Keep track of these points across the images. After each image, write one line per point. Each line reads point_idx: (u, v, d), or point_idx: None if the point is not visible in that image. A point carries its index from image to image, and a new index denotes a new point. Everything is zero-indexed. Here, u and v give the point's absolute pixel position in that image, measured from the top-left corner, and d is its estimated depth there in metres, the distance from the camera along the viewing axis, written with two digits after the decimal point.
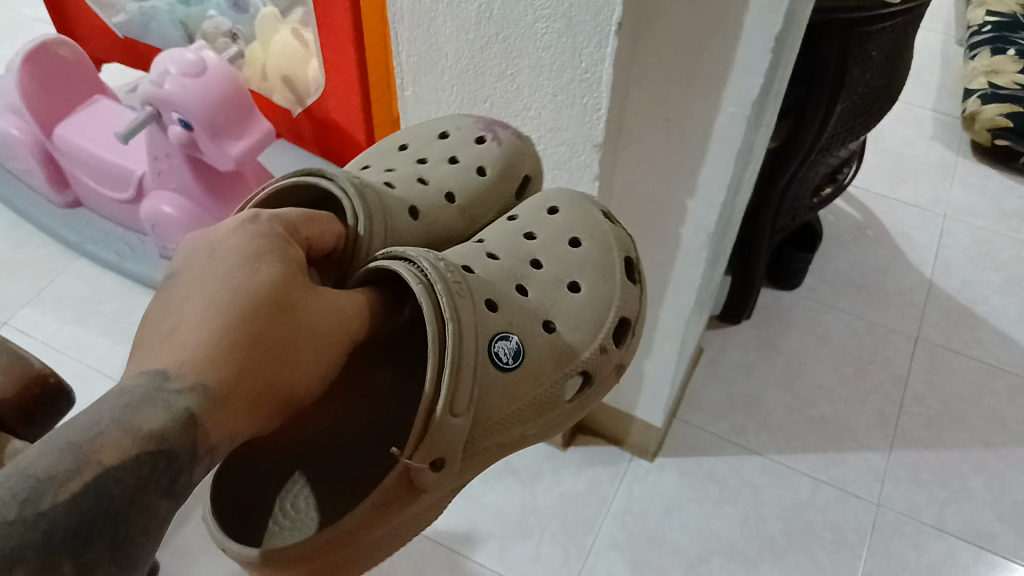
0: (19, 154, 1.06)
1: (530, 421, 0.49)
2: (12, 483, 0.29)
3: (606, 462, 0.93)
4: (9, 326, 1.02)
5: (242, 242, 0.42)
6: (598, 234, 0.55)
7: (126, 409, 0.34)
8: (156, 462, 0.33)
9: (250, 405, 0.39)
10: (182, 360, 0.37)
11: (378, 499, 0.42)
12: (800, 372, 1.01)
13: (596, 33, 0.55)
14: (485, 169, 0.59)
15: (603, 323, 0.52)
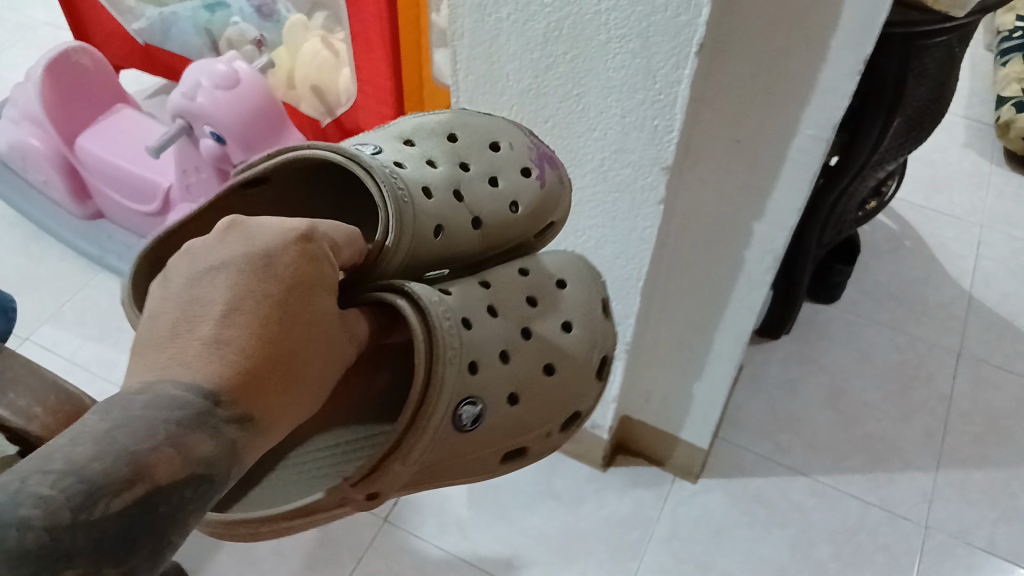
0: (38, 166, 1.03)
1: (464, 477, 0.47)
2: (64, 482, 0.25)
3: (649, 484, 0.91)
4: (30, 342, 1.00)
5: (298, 255, 0.38)
6: (589, 324, 0.53)
7: (182, 426, 0.30)
8: (204, 487, 0.29)
9: (277, 429, 0.35)
10: (229, 380, 0.33)
11: (313, 520, 0.40)
12: (843, 389, 0.99)
13: (674, 54, 0.52)
14: (519, 206, 0.52)
15: (559, 413, 0.50)
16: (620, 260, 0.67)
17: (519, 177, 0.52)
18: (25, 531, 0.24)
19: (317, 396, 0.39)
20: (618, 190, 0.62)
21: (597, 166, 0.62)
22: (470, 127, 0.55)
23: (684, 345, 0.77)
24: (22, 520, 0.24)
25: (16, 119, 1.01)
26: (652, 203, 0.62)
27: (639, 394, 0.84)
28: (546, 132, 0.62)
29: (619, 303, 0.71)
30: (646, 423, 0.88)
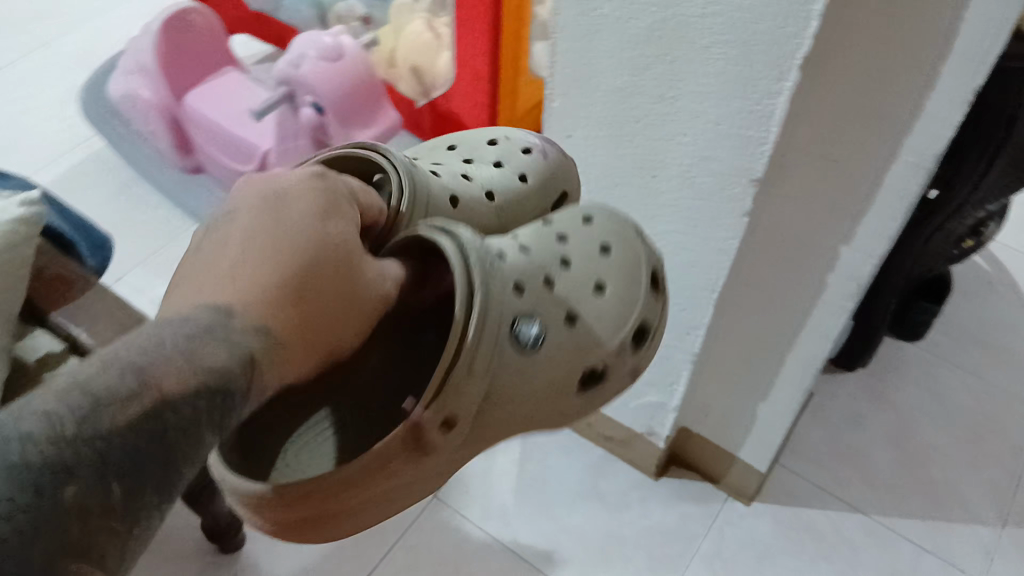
0: (146, 116, 1.08)
1: (540, 408, 0.46)
2: (68, 396, 0.28)
3: (698, 499, 0.90)
4: (122, 283, 1.05)
5: (314, 197, 0.41)
6: (627, 241, 0.50)
7: (189, 338, 0.33)
8: (215, 400, 0.32)
9: (297, 352, 0.38)
10: (245, 302, 0.36)
11: (381, 456, 0.39)
12: (912, 430, 0.96)
13: (775, 66, 0.51)
14: (527, 176, 0.57)
15: (623, 325, 0.47)
16: (697, 269, 0.67)
17: (520, 156, 0.58)
18: (28, 442, 0.26)
19: (343, 331, 0.41)
20: (702, 197, 0.62)
21: (683, 170, 0.61)
22: (469, 140, 0.61)
23: (750, 362, 0.75)
24: (24, 433, 0.26)
25: (130, 69, 1.05)
26: (736, 214, 0.61)
27: (698, 407, 0.83)
28: (637, 132, 0.62)
29: (690, 312, 0.70)
30: (704, 438, 0.87)
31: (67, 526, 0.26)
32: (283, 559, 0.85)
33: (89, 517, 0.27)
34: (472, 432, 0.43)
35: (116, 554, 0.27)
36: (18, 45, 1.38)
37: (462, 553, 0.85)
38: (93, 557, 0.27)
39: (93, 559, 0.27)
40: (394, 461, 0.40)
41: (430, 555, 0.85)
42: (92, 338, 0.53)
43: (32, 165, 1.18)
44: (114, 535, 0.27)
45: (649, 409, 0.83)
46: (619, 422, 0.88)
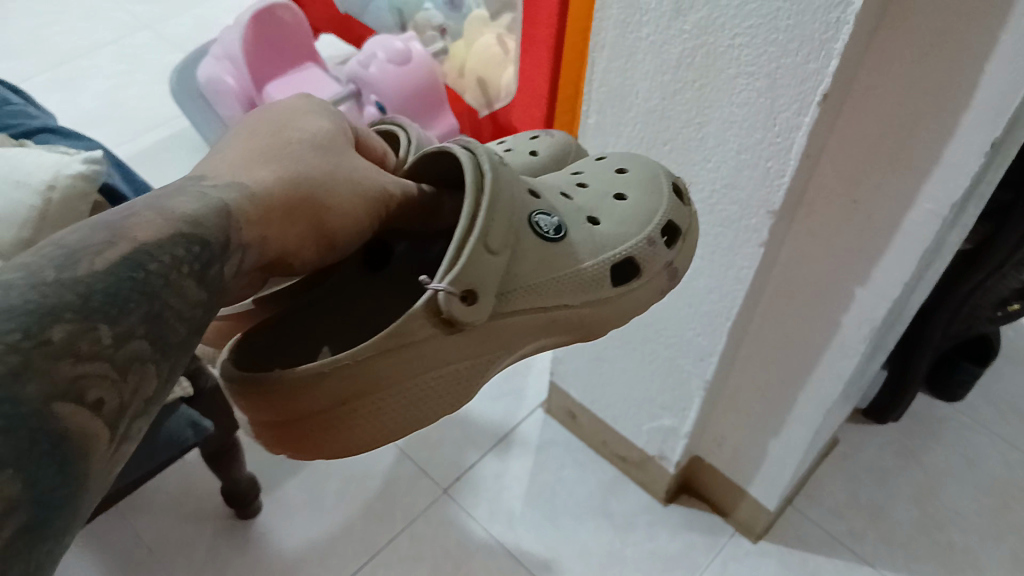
0: (226, 102, 1.14)
1: (568, 294, 0.48)
2: (45, 254, 0.29)
3: (705, 530, 0.89)
4: None
5: (298, 109, 0.46)
6: (643, 160, 0.55)
7: (169, 194, 0.36)
8: (193, 247, 0.34)
9: (283, 220, 0.40)
10: (228, 169, 0.40)
11: (399, 330, 0.40)
12: (938, 492, 0.93)
13: (797, 100, 0.52)
14: (537, 151, 0.61)
15: (651, 220, 0.51)
16: (713, 296, 0.68)
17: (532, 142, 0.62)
18: (13, 290, 0.27)
19: (331, 213, 0.43)
20: (722, 225, 0.63)
21: (707, 197, 0.62)
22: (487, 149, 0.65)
23: (764, 396, 0.75)
24: (7, 282, 0.27)
25: (218, 56, 1.11)
26: (753, 244, 0.62)
27: (712, 437, 0.84)
28: (665, 155, 0.63)
29: (705, 339, 0.71)
30: (716, 469, 0.87)
31: (59, 367, 0.26)
32: (294, 531, 0.88)
33: (80, 360, 0.27)
34: (500, 313, 0.45)
35: (115, 401, 0.28)
36: (125, 27, 1.49)
37: (464, 549, 0.87)
38: (89, 402, 0.27)
39: (89, 404, 0.27)
40: (414, 339, 0.41)
41: (433, 547, 0.87)
42: None
43: (121, 138, 1.28)
44: (109, 381, 0.28)
45: (661, 432, 0.83)
46: (633, 443, 0.88)
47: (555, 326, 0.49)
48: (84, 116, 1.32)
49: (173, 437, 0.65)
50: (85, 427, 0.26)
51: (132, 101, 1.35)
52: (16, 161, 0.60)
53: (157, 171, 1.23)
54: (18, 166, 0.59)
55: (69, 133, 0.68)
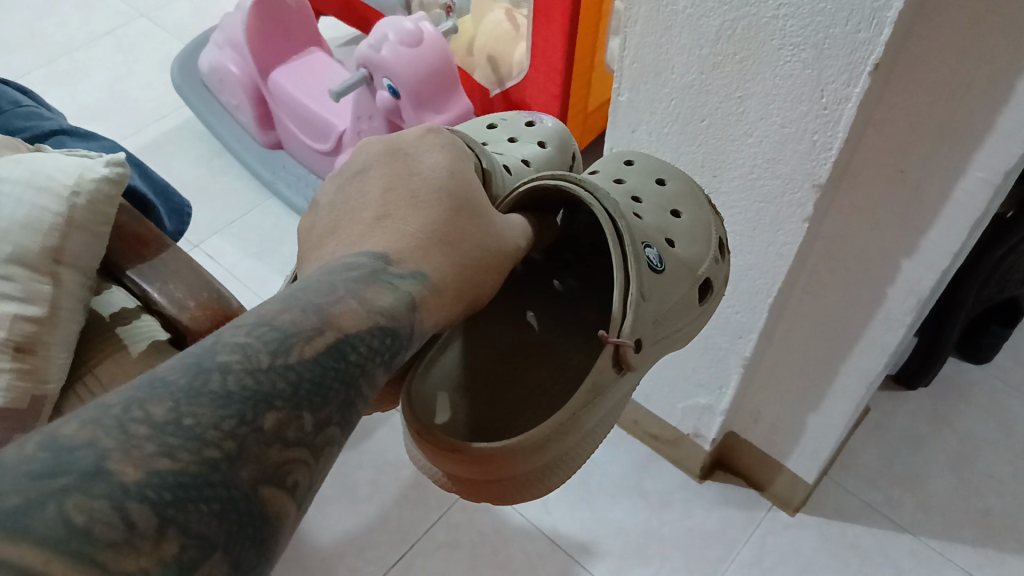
0: (234, 91, 1.13)
1: (684, 317, 0.52)
2: (257, 333, 0.30)
3: (741, 505, 0.90)
4: (199, 250, 1.11)
5: (433, 150, 0.45)
6: (681, 175, 0.58)
7: (357, 282, 0.36)
8: (386, 338, 0.34)
9: (451, 302, 0.40)
10: (397, 247, 0.39)
11: (592, 388, 0.44)
12: (972, 457, 0.93)
13: (846, 70, 0.50)
14: (546, 142, 0.63)
15: (710, 239, 0.55)
16: (753, 272, 0.66)
17: (527, 129, 0.64)
18: (228, 373, 0.27)
19: (484, 283, 0.43)
20: (765, 200, 0.61)
21: (749, 171, 0.61)
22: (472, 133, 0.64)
23: (804, 372, 0.75)
24: (223, 364, 0.28)
25: (222, 44, 1.10)
26: (797, 219, 0.60)
27: (748, 413, 0.83)
28: (701, 131, 0.62)
29: (745, 316, 0.70)
30: (751, 445, 0.86)
31: (265, 454, 0.26)
32: (329, 522, 0.88)
33: (285, 446, 0.27)
34: (652, 345, 0.49)
35: (307, 483, 0.27)
36: (120, 18, 1.45)
37: (501, 535, 0.87)
38: (286, 485, 0.26)
39: (287, 486, 0.26)
40: (605, 383, 0.44)
41: (469, 533, 0.87)
42: (164, 298, 0.56)
43: (124, 131, 1.26)
44: (305, 466, 0.27)
45: (697, 410, 0.83)
46: (666, 422, 0.88)
47: (671, 347, 0.53)
48: (84, 110, 1.29)
49: None
50: (279, 510, 0.26)
51: (133, 92, 1.32)
52: (35, 165, 0.58)
53: (164, 164, 1.21)
54: (39, 170, 0.57)
55: (85, 133, 0.67)
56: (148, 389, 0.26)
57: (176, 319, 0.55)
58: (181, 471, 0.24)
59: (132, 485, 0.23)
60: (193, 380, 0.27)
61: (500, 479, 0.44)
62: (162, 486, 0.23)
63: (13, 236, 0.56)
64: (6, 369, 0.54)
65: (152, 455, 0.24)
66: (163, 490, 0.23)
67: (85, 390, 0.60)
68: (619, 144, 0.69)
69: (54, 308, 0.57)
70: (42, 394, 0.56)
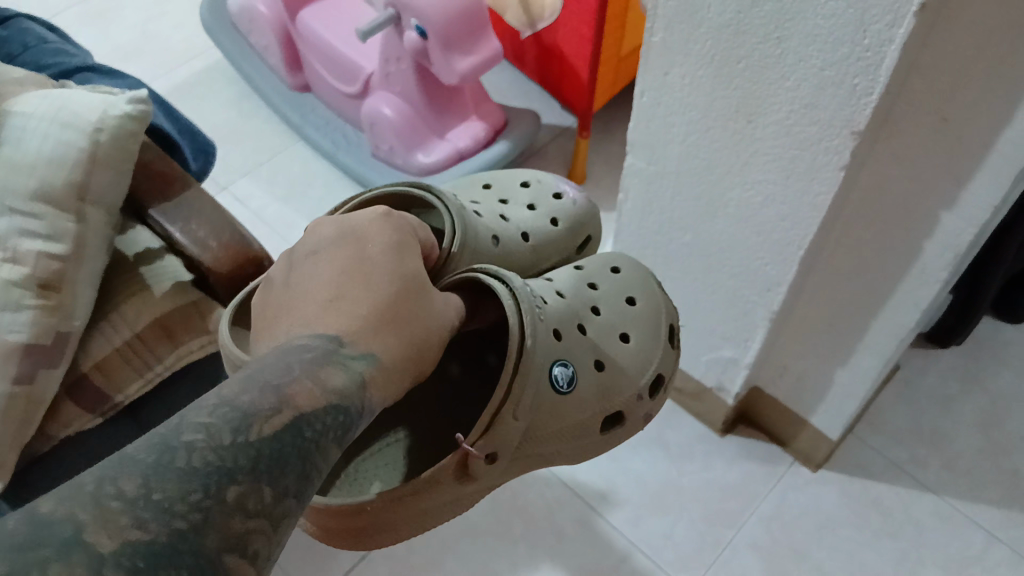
0: (263, 31, 1.12)
1: (568, 441, 0.54)
2: (218, 412, 0.30)
3: (763, 459, 0.89)
4: (227, 192, 1.12)
5: (384, 232, 0.44)
6: (651, 299, 0.60)
7: (312, 363, 0.35)
8: (339, 418, 0.34)
9: (396, 382, 0.39)
10: (350, 333, 0.38)
11: (432, 475, 0.46)
12: (1003, 417, 0.92)
13: (891, 11, 0.47)
14: (557, 221, 0.65)
15: (644, 372, 0.57)
16: (784, 222, 0.65)
17: (551, 201, 0.66)
18: (192, 450, 0.29)
19: (426, 359, 0.42)
20: (800, 148, 0.59)
21: (785, 117, 0.59)
22: (498, 184, 0.68)
23: (833, 327, 0.73)
24: (188, 442, 0.29)
25: None
26: (833, 167, 0.58)
27: (774, 367, 0.82)
28: (736, 74, 0.60)
29: (774, 269, 0.69)
30: (776, 400, 0.85)
31: (229, 524, 0.28)
32: None
33: (248, 516, 0.28)
34: (515, 457, 0.51)
35: (268, 552, 0.29)
36: None
37: (521, 481, 0.88)
38: (248, 552, 0.28)
39: (249, 555, 0.28)
40: (442, 480, 0.47)
41: None
42: (187, 238, 0.56)
43: (154, 72, 1.26)
44: (265, 535, 0.29)
45: (721, 363, 0.82)
46: (690, 374, 0.87)
47: (548, 462, 0.55)
48: (116, 49, 1.29)
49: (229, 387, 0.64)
50: None
51: (163, 32, 1.31)
52: (65, 99, 0.58)
53: (193, 105, 1.21)
54: (66, 105, 0.57)
55: (110, 70, 0.66)
56: (115, 466, 0.27)
57: (199, 259, 0.55)
58: (152, 541, 0.26)
59: (108, 554, 0.25)
60: (160, 456, 0.28)
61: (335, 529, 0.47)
62: (137, 555, 0.25)
63: (39, 171, 0.56)
64: (32, 304, 0.55)
65: (126, 527, 0.26)
66: (139, 556, 0.25)
67: (110, 327, 0.61)
68: (650, 88, 0.67)
69: (79, 243, 0.57)
70: (67, 331, 0.57)
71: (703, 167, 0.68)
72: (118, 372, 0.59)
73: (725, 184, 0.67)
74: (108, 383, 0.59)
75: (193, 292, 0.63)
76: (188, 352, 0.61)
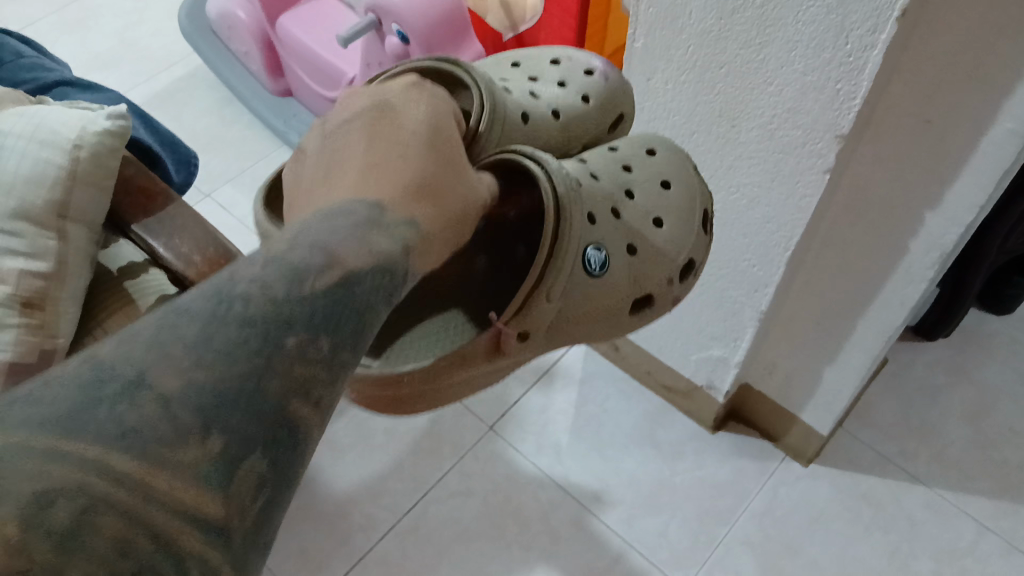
0: (243, 38, 1.11)
1: (600, 323, 0.50)
2: (270, 266, 0.28)
3: (754, 456, 0.90)
4: (211, 199, 1.11)
5: (419, 105, 0.41)
6: (686, 178, 0.55)
7: (358, 227, 0.33)
8: (386, 277, 0.32)
9: (437, 251, 0.37)
10: (389, 198, 0.36)
11: (468, 351, 0.45)
12: (990, 408, 0.93)
13: (872, 16, 0.47)
14: (590, 98, 0.57)
15: (677, 258, 0.52)
16: (770, 225, 0.65)
17: (583, 76, 0.58)
18: (248, 296, 0.26)
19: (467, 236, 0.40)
20: (784, 152, 0.59)
21: (769, 121, 0.59)
22: (527, 61, 0.61)
23: (821, 325, 0.73)
24: (244, 292, 0.26)
25: None
26: (816, 170, 0.58)
27: (763, 364, 0.82)
28: (719, 79, 0.60)
29: (762, 270, 0.69)
30: (766, 396, 0.86)
31: (291, 369, 0.26)
32: (344, 469, 0.90)
33: (308, 365, 0.26)
34: (552, 338, 0.49)
35: (328, 398, 0.27)
36: None
37: (514, 484, 0.88)
38: (310, 399, 0.26)
39: (312, 402, 0.26)
40: (478, 356, 0.45)
41: (481, 482, 0.88)
42: (170, 253, 0.56)
43: (134, 80, 1.24)
44: (324, 384, 0.27)
45: (711, 362, 0.83)
46: (680, 373, 0.88)
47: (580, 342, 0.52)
48: (94, 58, 1.28)
49: None
50: (304, 425, 0.26)
51: (143, 39, 1.30)
52: (41, 116, 0.57)
53: (175, 112, 1.20)
54: (42, 123, 0.57)
55: (89, 84, 0.66)
56: (171, 316, 0.25)
57: (183, 274, 0.55)
58: (218, 387, 0.24)
59: (172, 395, 0.23)
60: (216, 307, 0.26)
61: (383, 397, 0.46)
62: (205, 395, 0.24)
63: (18, 191, 0.55)
64: (16, 323, 0.54)
65: (189, 368, 0.24)
66: (205, 395, 0.24)
67: (97, 343, 0.60)
68: (633, 94, 0.67)
69: (61, 262, 0.56)
70: (51, 348, 0.56)
71: None
72: None
73: (710, 187, 0.67)
74: None
75: None
76: None
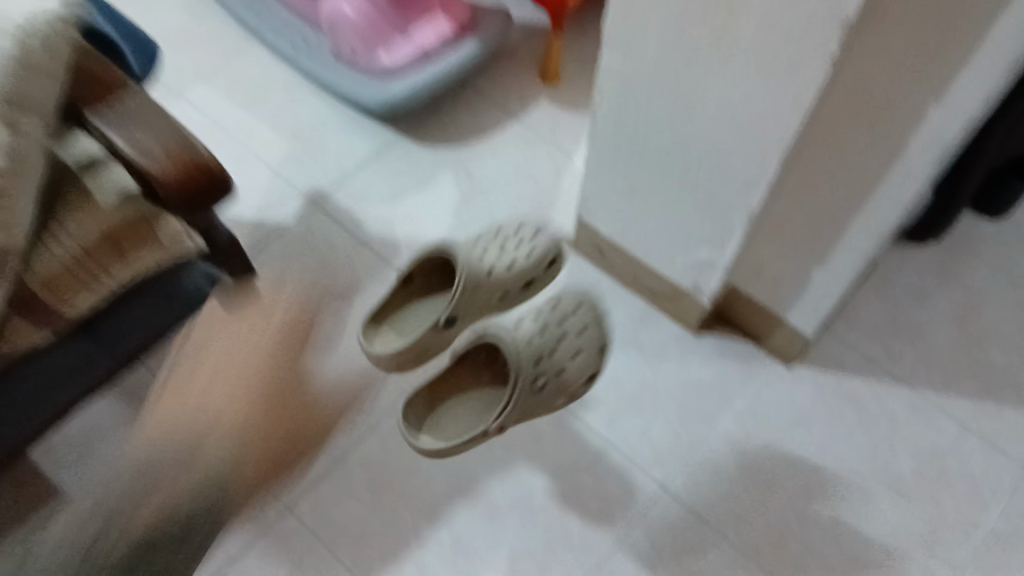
0: None
1: (529, 408, 0.75)
2: (84, 524, 0.38)
3: (739, 358, 0.89)
4: (180, 95, 1.06)
5: (267, 322, 0.39)
6: (597, 324, 0.78)
7: (150, 466, 0.36)
8: (202, 506, 0.38)
9: (244, 426, 0.37)
10: (151, 426, 0.36)
11: (109, 495, 0.37)
12: (978, 311, 0.92)
13: None
14: (529, 274, 0.79)
15: (585, 375, 0.77)
16: (765, 121, 0.62)
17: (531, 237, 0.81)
18: (65, 541, 0.38)
19: (295, 423, 0.38)
20: (785, 43, 0.56)
21: (769, 9, 0.55)
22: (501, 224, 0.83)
23: (812, 226, 0.72)
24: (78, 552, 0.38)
25: None
26: (818, 62, 0.55)
27: (751, 267, 0.81)
28: None
29: (753, 169, 0.66)
30: (753, 299, 0.85)
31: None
32: (324, 371, 0.89)
33: None
34: (240, 499, 0.38)
35: (186, 559, 0.40)
36: None
37: None
38: None
39: None
40: (123, 499, 0.37)
41: None
42: (130, 146, 0.54)
43: None
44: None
45: (698, 265, 0.81)
46: (666, 275, 0.86)
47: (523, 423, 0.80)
48: None
49: (189, 291, 0.66)
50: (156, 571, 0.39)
51: None
52: None
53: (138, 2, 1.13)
54: None
55: None
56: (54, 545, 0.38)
57: (148, 170, 0.54)
58: None
59: None
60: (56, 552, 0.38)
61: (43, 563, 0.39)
62: None
63: None
64: None
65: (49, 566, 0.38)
66: None
67: (56, 241, 0.58)
68: None
69: (17, 157, 0.52)
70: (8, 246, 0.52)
71: (681, 65, 0.64)
72: (69, 288, 0.58)
73: (705, 82, 0.64)
74: (59, 300, 0.58)
75: (143, 204, 0.60)
76: (141, 266, 0.60)
